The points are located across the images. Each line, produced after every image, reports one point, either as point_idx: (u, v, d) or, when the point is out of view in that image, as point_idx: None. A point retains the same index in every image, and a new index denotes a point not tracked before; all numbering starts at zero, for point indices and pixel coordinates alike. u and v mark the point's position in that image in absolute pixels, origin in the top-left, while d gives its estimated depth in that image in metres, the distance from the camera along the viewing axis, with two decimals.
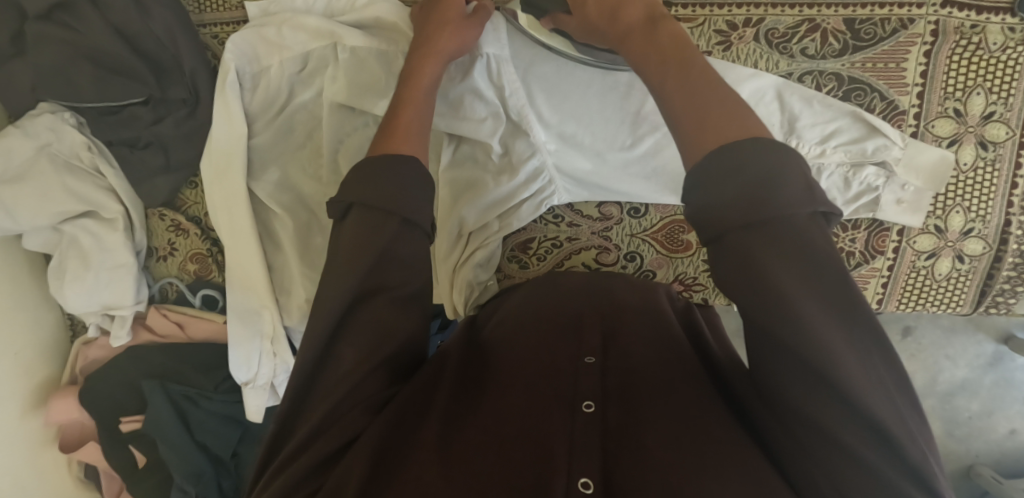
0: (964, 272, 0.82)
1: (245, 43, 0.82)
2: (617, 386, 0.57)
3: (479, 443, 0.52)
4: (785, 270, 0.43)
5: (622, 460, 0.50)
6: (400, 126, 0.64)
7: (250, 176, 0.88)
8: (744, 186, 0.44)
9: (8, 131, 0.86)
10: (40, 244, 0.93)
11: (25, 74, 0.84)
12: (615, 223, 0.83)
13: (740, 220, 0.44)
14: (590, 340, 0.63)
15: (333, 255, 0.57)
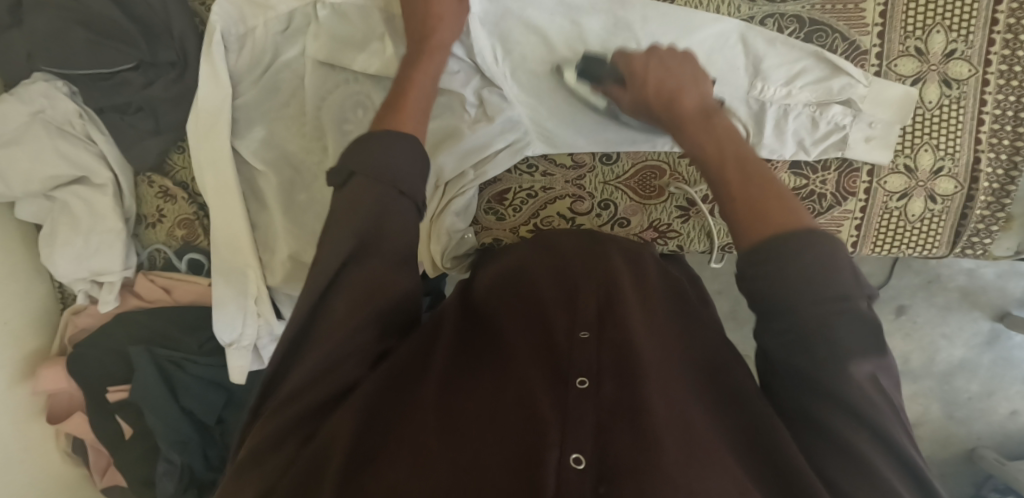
0: (937, 212, 0.82)
1: (231, 5, 0.84)
2: (614, 359, 0.55)
3: (470, 413, 0.51)
4: (808, 283, 0.48)
5: (617, 436, 0.48)
6: (405, 116, 0.64)
7: (234, 135, 0.90)
8: (801, 269, 0.48)
9: (4, 98, 0.89)
10: (33, 212, 0.96)
11: (22, 42, 0.88)
12: (588, 172, 0.84)
13: (799, 294, 0.48)
14: (586, 311, 0.60)
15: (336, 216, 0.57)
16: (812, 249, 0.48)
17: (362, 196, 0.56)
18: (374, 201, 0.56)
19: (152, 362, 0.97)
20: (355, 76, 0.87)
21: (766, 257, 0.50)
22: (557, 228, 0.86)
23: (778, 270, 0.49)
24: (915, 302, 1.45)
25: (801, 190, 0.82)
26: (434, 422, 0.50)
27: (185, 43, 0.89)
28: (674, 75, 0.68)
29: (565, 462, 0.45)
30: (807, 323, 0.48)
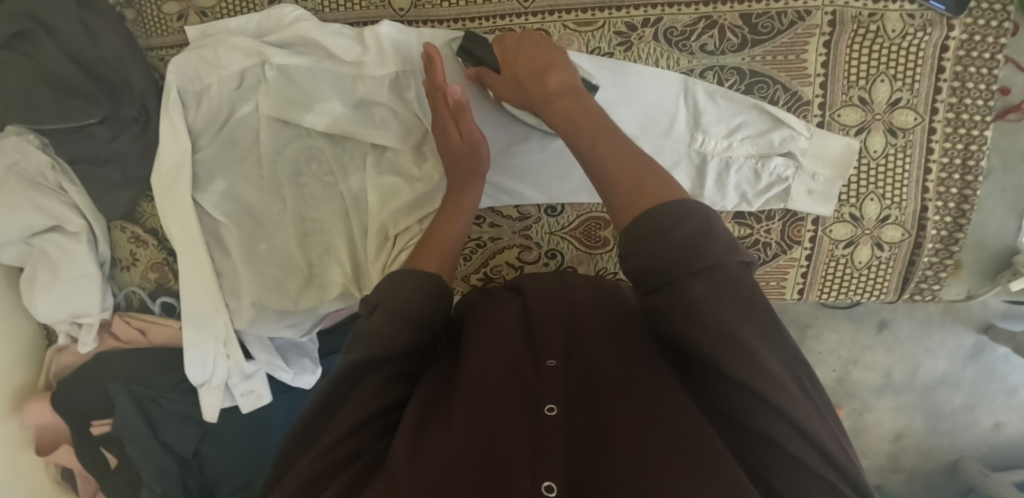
0: (884, 259, 0.82)
1: (187, 64, 0.88)
2: (580, 386, 0.56)
3: (434, 452, 0.51)
4: (713, 296, 0.51)
5: (590, 461, 0.49)
6: (438, 243, 0.73)
7: (196, 188, 0.93)
8: (679, 241, 0.53)
9: None
10: (14, 257, 1.00)
11: None
12: (535, 223, 0.85)
13: (690, 267, 0.53)
14: (551, 340, 0.61)
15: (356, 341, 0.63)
16: (679, 227, 0.54)
17: (383, 325, 0.62)
18: (392, 328, 0.61)
19: (132, 399, 1.02)
20: (308, 131, 0.89)
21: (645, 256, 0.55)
22: (506, 275, 0.88)
23: (653, 238, 0.55)
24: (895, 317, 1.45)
25: (745, 239, 0.82)
26: (406, 462, 0.51)
27: (145, 98, 0.93)
28: (527, 53, 0.73)
29: (538, 491, 0.46)
30: (743, 356, 0.50)
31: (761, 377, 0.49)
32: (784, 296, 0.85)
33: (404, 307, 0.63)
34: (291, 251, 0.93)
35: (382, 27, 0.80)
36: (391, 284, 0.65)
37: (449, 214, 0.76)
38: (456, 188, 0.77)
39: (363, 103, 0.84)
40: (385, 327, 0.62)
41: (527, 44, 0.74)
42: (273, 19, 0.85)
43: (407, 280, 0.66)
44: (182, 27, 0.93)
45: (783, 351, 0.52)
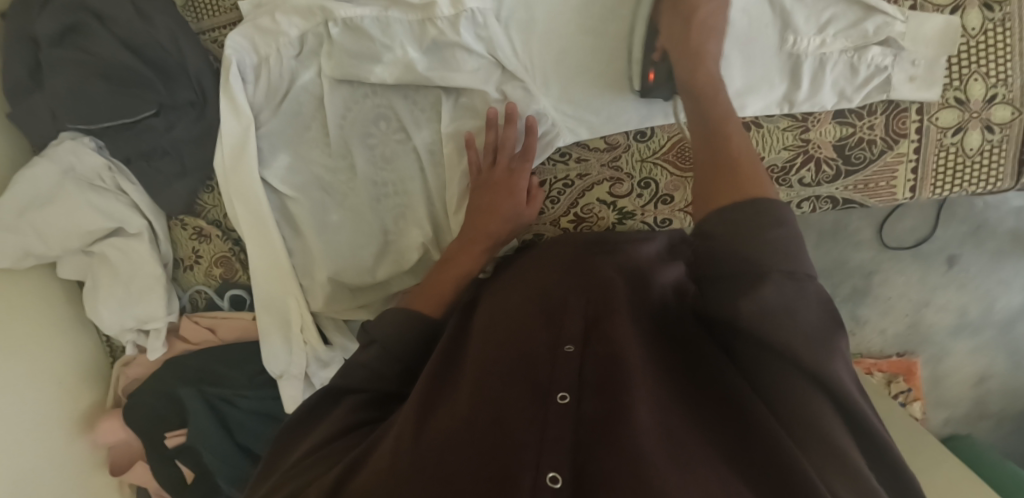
0: (996, 142, 0.78)
1: (243, 37, 0.85)
2: (598, 373, 0.54)
3: (444, 439, 0.51)
4: (773, 302, 0.49)
5: (600, 450, 0.47)
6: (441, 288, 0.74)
7: (262, 165, 0.90)
8: (753, 246, 0.50)
9: (35, 161, 0.91)
10: (74, 269, 0.97)
11: (46, 103, 0.91)
12: (623, 153, 0.83)
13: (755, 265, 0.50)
14: (572, 330, 0.60)
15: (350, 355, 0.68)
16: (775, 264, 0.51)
17: (381, 340, 0.67)
18: (386, 349, 0.67)
19: (204, 401, 0.96)
20: (374, 88, 0.86)
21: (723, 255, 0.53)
22: (599, 215, 0.84)
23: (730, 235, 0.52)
24: (965, 251, 1.45)
25: (849, 139, 0.78)
26: (411, 451, 0.50)
27: (202, 80, 0.91)
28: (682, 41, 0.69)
29: (541, 481, 0.44)
30: (775, 327, 0.49)
31: (790, 349, 0.48)
32: (895, 197, 0.82)
33: (398, 333, 0.68)
34: (367, 220, 0.89)
35: None
36: (392, 317, 0.70)
37: (461, 256, 0.77)
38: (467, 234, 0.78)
39: (436, 49, 0.81)
40: (383, 350, 0.67)
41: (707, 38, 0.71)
42: None
43: (410, 313, 0.70)
44: (233, 4, 0.90)
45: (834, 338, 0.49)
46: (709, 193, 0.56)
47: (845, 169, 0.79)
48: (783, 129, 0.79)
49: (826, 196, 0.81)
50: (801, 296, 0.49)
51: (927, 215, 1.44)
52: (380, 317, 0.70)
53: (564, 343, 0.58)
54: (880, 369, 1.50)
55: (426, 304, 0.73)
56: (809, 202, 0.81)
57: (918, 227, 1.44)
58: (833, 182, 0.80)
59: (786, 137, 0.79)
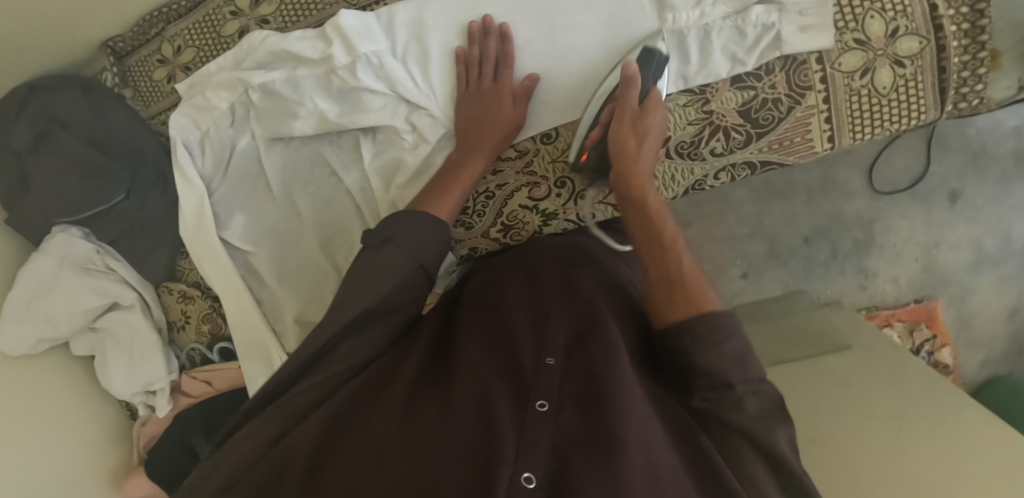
0: (909, 76, 0.75)
1: (185, 117, 0.94)
2: (577, 385, 0.59)
3: (425, 430, 0.55)
4: (718, 361, 0.62)
5: (575, 461, 0.52)
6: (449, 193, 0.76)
7: (221, 227, 0.97)
8: (698, 315, 0.64)
9: (34, 257, 1.02)
10: (85, 346, 1.08)
11: (36, 206, 1.00)
12: (534, 157, 0.84)
13: (710, 333, 0.62)
14: (556, 338, 0.63)
15: (355, 274, 0.68)
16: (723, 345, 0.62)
17: (391, 260, 0.68)
18: (399, 268, 0.67)
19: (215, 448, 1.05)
20: (305, 140, 0.92)
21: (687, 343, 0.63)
22: (524, 220, 0.85)
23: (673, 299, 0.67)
24: (968, 183, 1.44)
25: (752, 102, 0.77)
26: (394, 437, 0.55)
27: (159, 161, 1.02)
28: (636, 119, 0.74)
29: (517, 481, 0.49)
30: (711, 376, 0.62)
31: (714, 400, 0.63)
32: (815, 150, 0.80)
33: (410, 249, 0.69)
34: (321, 261, 0.95)
35: (338, 16, 0.81)
36: (412, 227, 0.70)
37: (469, 162, 0.78)
38: (468, 142, 0.79)
39: (344, 94, 0.86)
40: (400, 266, 0.68)
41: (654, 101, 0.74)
42: (246, 46, 0.88)
43: (425, 226, 0.71)
44: (171, 89, 0.99)
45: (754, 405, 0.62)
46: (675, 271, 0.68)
47: (755, 133, 0.78)
48: (683, 105, 0.78)
49: (742, 162, 0.80)
50: (738, 362, 0.62)
51: (918, 153, 1.43)
52: (395, 220, 0.70)
53: (546, 353, 0.61)
54: (899, 319, 1.48)
55: (438, 205, 0.75)
56: (725, 172, 0.80)
57: (910, 167, 1.43)
58: (745, 147, 0.79)
59: (687, 112, 0.78)
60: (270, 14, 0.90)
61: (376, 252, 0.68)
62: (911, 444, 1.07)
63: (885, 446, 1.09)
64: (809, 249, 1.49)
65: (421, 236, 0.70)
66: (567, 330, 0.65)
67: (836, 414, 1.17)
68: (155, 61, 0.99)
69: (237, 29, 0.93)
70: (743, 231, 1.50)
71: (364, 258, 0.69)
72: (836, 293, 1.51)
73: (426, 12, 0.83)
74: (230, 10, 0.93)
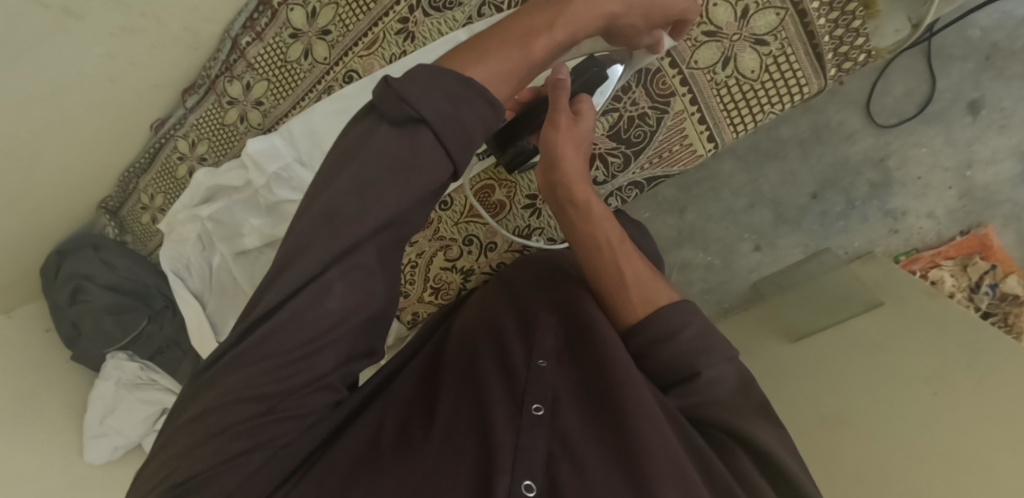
0: (774, 52, 0.71)
1: (170, 253, 1.06)
2: (568, 392, 0.62)
3: (419, 441, 0.58)
4: (706, 366, 0.62)
5: (572, 465, 0.55)
6: (475, 64, 0.47)
7: (219, 331, 1.08)
8: (694, 336, 0.63)
9: (98, 383, 1.20)
10: (153, 445, 1.23)
11: (89, 347, 1.19)
12: (440, 224, 0.90)
13: (693, 340, 0.63)
14: (547, 345, 0.67)
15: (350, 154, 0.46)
16: (684, 332, 0.63)
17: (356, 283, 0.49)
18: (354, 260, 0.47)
19: None
20: (259, 249, 1.02)
21: (653, 340, 0.65)
22: (449, 280, 0.91)
23: (658, 317, 0.65)
24: (987, 89, 1.31)
25: (619, 123, 0.77)
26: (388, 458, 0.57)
27: (162, 287, 1.19)
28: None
29: (517, 488, 0.52)
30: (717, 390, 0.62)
31: (730, 415, 0.62)
32: (699, 153, 0.77)
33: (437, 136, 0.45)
34: None
35: (247, 146, 0.89)
36: (419, 77, 0.45)
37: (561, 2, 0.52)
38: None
39: (272, 207, 0.95)
40: (429, 158, 0.46)
41: (583, 104, 0.69)
42: (190, 190, 0.99)
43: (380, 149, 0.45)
44: (154, 228, 1.14)
45: (773, 424, 0.61)
46: (633, 302, 0.68)
47: (631, 152, 0.78)
48: None
49: (627, 184, 0.79)
50: (721, 352, 0.62)
51: (919, 73, 1.33)
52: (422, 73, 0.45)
53: (538, 357, 0.65)
54: (947, 257, 1.37)
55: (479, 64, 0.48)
56: (613, 197, 0.80)
57: (912, 90, 1.34)
58: (626, 169, 0.79)
59: None
60: (206, 152, 0.99)
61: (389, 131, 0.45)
62: (951, 411, 0.92)
63: (919, 419, 0.94)
64: (820, 204, 1.41)
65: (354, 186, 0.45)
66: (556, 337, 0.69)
67: (861, 389, 1.04)
68: (139, 209, 1.12)
69: (187, 170, 1.02)
70: (742, 203, 1.45)
71: (337, 141, 0.48)
72: (866, 244, 1.41)
73: (312, 119, 0.88)
74: (177, 155, 1.02)
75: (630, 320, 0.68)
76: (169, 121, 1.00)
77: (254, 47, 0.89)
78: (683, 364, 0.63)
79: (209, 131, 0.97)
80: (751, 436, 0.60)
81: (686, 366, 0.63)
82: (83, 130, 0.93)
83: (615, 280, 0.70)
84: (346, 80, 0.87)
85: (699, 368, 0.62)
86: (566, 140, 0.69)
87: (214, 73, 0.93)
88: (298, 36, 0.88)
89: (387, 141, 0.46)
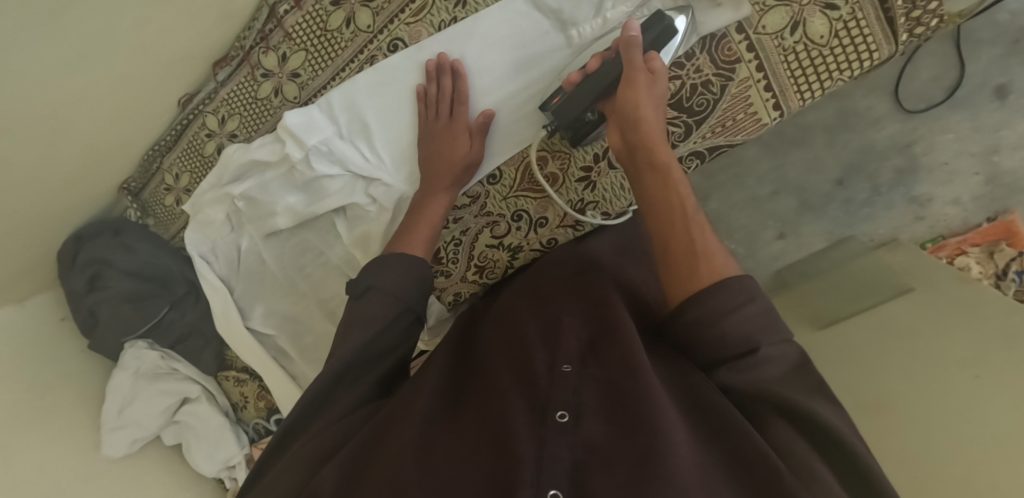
0: (845, 16, 0.69)
1: (197, 236, 1.02)
2: (595, 395, 0.60)
3: (444, 452, 0.57)
4: (754, 340, 0.60)
5: (598, 470, 0.53)
6: (415, 233, 0.77)
7: (246, 317, 1.05)
8: (756, 314, 0.60)
9: (116, 373, 1.16)
10: (174, 437, 1.20)
11: (108, 335, 1.15)
12: (487, 198, 0.87)
13: (752, 300, 0.60)
14: (570, 348, 0.65)
15: (346, 330, 0.69)
16: (750, 304, 0.60)
17: (374, 311, 0.69)
18: (381, 315, 0.68)
19: None
20: (291, 229, 1.00)
21: (705, 321, 0.61)
22: (495, 258, 0.89)
23: (721, 291, 0.61)
24: (1015, 74, 1.30)
25: (681, 91, 0.75)
26: (414, 465, 0.56)
27: (186, 272, 1.16)
28: (449, 146, 0.80)
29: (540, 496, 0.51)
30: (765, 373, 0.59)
31: (782, 395, 0.58)
32: (764, 121, 0.76)
33: (393, 292, 0.70)
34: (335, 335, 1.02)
35: (284, 118, 0.86)
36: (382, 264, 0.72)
37: (431, 200, 0.80)
38: (430, 177, 0.81)
39: (308, 184, 0.92)
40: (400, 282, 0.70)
41: (658, 61, 0.70)
42: (221, 167, 0.95)
43: (391, 275, 0.71)
44: (179, 212, 1.10)
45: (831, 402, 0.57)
46: (696, 272, 0.63)
47: (693, 121, 0.76)
48: None
49: (688, 153, 0.78)
50: (771, 323, 0.60)
51: (946, 58, 1.33)
52: (374, 266, 0.71)
53: (561, 362, 0.63)
54: (973, 244, 1.35)
55: (408, 244, 0.75)
56: None
57: (940, 75, 1.33)
58: (688, 138, 0.77)
59: None
60: (237, 127, 0.96)
61: (356, 303, 0.70)
62: (996, 390, 0.90)
63: (965, 401, 0.92)
64: (846, 191, 1.40)
65: (364, 313, 0.69)
66: (579, 340, 0.67)
67: (902, 373, 1.02)
68: (163, 190, 1.08)
69: (215, 148, 0.99)
70: (767, 190, 1.44)
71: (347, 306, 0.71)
72: (891, 231, 1.40)
73: (355, 90, 0.86)
74: (206, 132, 0.98)
75: (694, 290, 0.63)
76: (197, 96, 0.97)
77: (292, 16, 0.86)
78: (737, 342, 0.60)
79: (240, 106, 0.94)
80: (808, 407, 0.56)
81: (744, 339, 0.60)
82: (107, 105, 0.89)
83: (681, 247, 0.64)
84: (390, 49, 0.84)
85: (758, 343, 0.60)
86: (645, 98, 0.69)
87: (249, 44, 0.90)
88: (339, 3, 0.84)
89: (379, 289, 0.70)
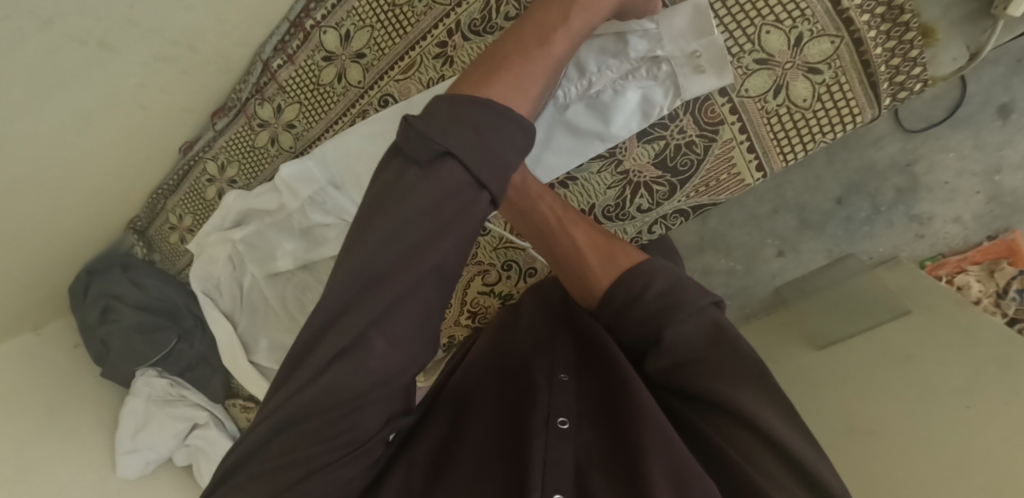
0: (828, 81, 0.71)
1: (202, 274, 1.05)
2: (590, 403, 0.61)
3: (453, 465, 0.56)
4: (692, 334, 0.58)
5: (598, 475, 0.54)
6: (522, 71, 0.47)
7: (251, 351, 1.07)
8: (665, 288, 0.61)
9: (129, 400, 1.20)
10: (185, 458, 1.23)
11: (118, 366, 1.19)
12: (479, 249, 0.92)
13: (664, 285, 0.61)
14: (564, 356, 0.65)
15: (354, 240, 0.44)
16: (650, 290, 0.61)
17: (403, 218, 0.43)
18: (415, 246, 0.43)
19: None
20: (292, 270, 1.02)
21: (618, 310, 0.63)
22: (487, 305, 0.92)
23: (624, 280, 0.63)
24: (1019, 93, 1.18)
25: (665, 151, 0.79)
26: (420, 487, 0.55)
27: (190, 305, 1.21)
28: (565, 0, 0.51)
29: None
30: (712, 369, 0.56)
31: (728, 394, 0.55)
32: (747, 181, 0.80)
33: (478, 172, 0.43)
34: None
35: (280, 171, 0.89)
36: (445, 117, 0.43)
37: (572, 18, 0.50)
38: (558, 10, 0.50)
39: (306, 231, 0.96)
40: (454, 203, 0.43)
41: None
42: (221, 214, 0.98)
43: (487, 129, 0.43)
44: (183, 249, 1.14)
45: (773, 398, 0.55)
46: (593, 273, 0.67)
47: (677, 180, 0.81)
48: (599, 172, 0.83)
49: (672, 211, 0.84)
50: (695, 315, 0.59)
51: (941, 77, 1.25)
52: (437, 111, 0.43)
53: (557, 369, 0.63)
54: (973, 262, 1.29)
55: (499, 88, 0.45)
56: (657, 224, 0.85)
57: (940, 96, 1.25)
58: (672, 197, 0.82)
59: (604, 178, 0.83)
60: (236, 175, 0.99)
61: (398, 185, 0.43)
62: (984, 426, 0.85)
63: (955, 433, 0.87)
64: (845, 210, 1.32)
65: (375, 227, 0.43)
66: (572, 346, 0.67)
67: (899, 403, 0.96)
68: (167, 229, 1.12)
69: (216, 192, 1.02)
70: (766, 208, 1.37)
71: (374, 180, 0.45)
72: (891, 249, 1.35)
73: (349, 144, 0.87)
74: (206, 178, 1.01)
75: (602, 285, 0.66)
76: (197, 144, 1.00)
77: (285, 70, 0.89)
78: (652, 327, 0.60)
79: (239, 154, 0.97)
80: (743, 406, 0.54)
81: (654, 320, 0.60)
82: (111, 158, 0.92)
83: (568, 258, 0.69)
84: (381, 104, 0.86)
85: (671, 327, 0.59)
86: None
87: (244, 96, 0.93)
88: (331, 59, 0.87)
89: (414, 187, 0.43)
